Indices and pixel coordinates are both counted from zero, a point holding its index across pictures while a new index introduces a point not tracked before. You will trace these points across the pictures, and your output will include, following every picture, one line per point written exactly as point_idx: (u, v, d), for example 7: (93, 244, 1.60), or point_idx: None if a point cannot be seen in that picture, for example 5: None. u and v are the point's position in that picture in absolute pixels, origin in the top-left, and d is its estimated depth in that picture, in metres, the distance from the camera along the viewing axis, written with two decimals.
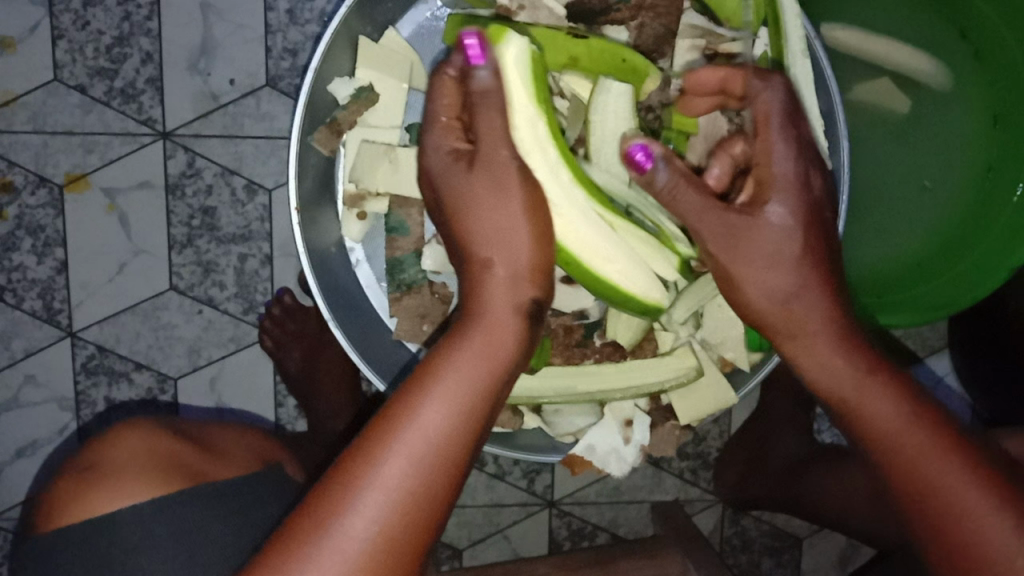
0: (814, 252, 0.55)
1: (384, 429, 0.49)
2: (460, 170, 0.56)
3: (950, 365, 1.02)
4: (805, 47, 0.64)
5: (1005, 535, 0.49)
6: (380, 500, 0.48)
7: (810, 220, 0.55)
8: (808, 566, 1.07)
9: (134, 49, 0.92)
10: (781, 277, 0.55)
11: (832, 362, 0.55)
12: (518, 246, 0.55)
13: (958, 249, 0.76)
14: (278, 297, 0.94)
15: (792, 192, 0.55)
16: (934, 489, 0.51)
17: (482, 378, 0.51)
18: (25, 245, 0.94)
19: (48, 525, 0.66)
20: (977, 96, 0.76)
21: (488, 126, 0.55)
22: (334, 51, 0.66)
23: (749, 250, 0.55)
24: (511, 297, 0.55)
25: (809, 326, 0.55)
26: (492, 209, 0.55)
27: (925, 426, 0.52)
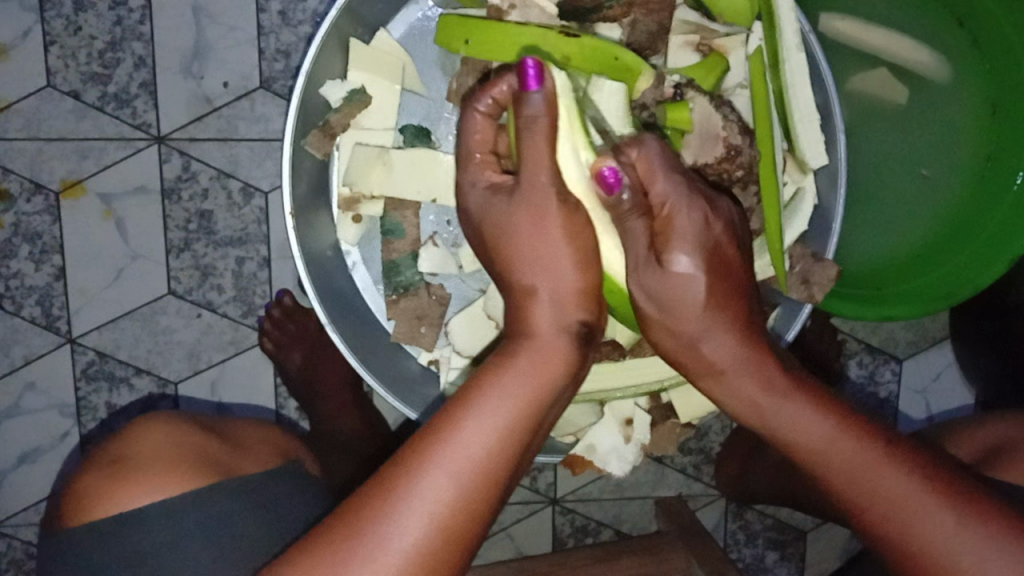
0: (717, 293, 0.55)
1: (427, 443, 0.49)
2: (502, 202, 0.57)
3: (952, 356, 1.02)
4: (800, 41, 0.64)
5: (947, 533, 0.50)
6: (425, 515, 0.47)
7: (713, 264, 0.55)
8: (812, 558, 1.07)
9: (127, 54, 0.92)
10: (686, 327, 0.56)
11: (749, 394, 0.55)
12: (569, 266, 0.55)
13: (960, 238, 0.76)
14: (278, 298, 0.93)
15: (689, 238, 0.55)
16: (881, 501, 0.51)
17: (528, 399, 0.51)
18: (23, 253, 0.94)
19: (78, 519, 0.65)
20: (976, 86, 0.75)
21: (532, 158, 0.55)
22: (325, 53, 0.65)
23: (663, 297, 0.56)
24: (557, 318, 0.55)
25: (717, 365, 0.56)
26: (534, 239, 0.56)
27: (856, 433, 0.53)
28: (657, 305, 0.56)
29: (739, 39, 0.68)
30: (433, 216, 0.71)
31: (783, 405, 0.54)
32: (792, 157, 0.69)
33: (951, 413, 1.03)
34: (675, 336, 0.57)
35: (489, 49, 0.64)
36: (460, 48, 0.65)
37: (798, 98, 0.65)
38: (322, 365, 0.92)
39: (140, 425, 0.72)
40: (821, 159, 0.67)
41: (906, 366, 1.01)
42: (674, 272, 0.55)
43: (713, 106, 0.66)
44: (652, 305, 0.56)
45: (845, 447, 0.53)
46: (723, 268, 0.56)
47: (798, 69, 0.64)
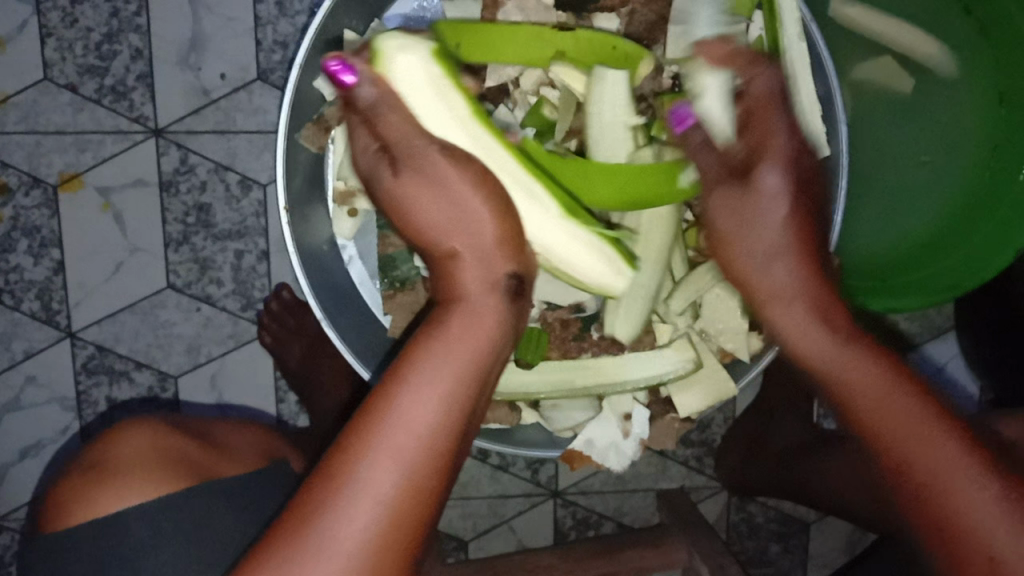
0: (801, 217, 0.56)
1: (367, 431, 0.48)
2: (387, 175, 0.56)
3: (957, 348, 1.00)
4: (802, 30, 0.64)
5: (988, 507, 0.49)
6: (374, 499, 0.47)
7: (801, 188, 0.56)
8: (816, 550, 1.06)
9: (123, 46, 0.91)
10: (767, 237, 0.56)
11: (810, 329, 0.55)
12: (485, 224, 0.54)
13: (961, 231, 0.75)
14: (276, 292, 0.94)
15: (784, 167, 0.56)
16: (926, 459, 0.50)
17: (466, 370, 0.50)
18: (21, 247, 0.94)
19: (56, 524, 0.65)
20: (986, 75, 0.73)
21: (393, 128, 0.55)
22: (320, 45, 0.64)
23: (750, 211, 0.56)
24: (485, 279, 0.53)
25: (787, 292, 0.56)
26: (434, 202, 0.54)
27: (910, 399, 0.52)
28: (731, 224, 0.57)
29: (740, 28, 0.66)
30: None
31: (842, 348, 0.54)
32: None
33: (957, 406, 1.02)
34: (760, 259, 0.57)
35: (490, 53, 0.64)
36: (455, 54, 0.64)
37: (801, 89, 0.65)
38: (322, 360, 0.92)
39: (121, 429, 0.71)
40: (825, 150, 0.66)
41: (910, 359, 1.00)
42: (762, 187, 0.56)
43: None
44: (729, 222, 0.57)
45: (907, 404, 0.52)
46: (812, 204, 0.57)
47: (800, 58, 0.64)
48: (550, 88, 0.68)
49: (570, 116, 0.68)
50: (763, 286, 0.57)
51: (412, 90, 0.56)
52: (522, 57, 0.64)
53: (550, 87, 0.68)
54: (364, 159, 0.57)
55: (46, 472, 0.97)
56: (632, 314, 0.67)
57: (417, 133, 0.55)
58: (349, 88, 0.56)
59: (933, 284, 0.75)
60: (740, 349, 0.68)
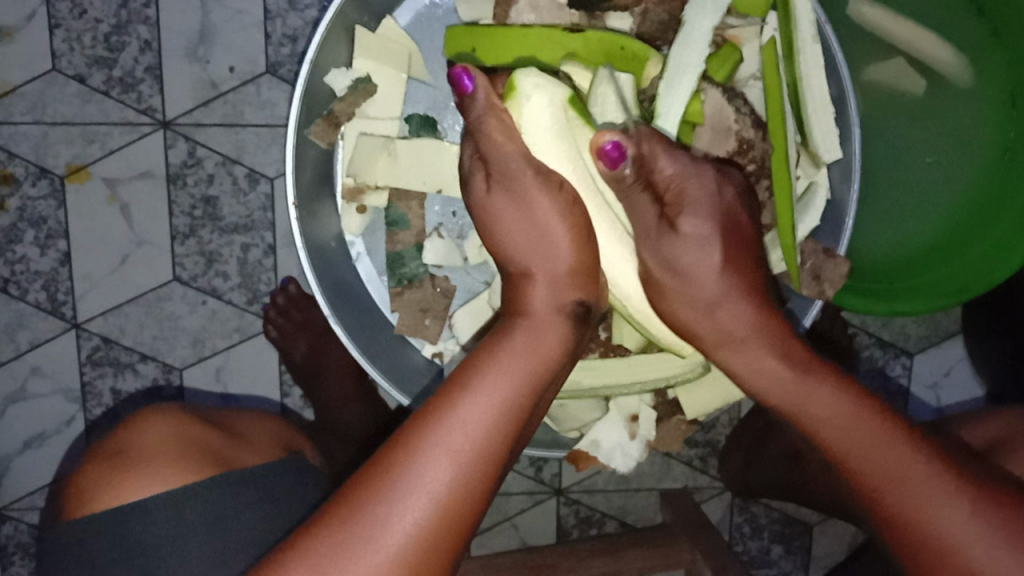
0: (733, 258, 0.56)
1: (426, 426, 0.48)
2: (484, 188, 0.57)
3: (964, 352, 1.00)
4: (816, 31, 0.63)
5: (960, 520, 0.50)
6: (427, 497, 0.46)
7: (725, 229, 0.56)
8: (819, 552, 1.06)
9: (132, 37, 0.91)
10: (707, 291, 0.56)
11: (766, 366, 0.55)
12: (563, 250, 0.56)
13: (974, 230, 0.75)
14: (283, 286, 0.93)
15: (704, 211, 0.56)
16: (904, 481, 0.51)
17: (524, 377, 0.51)
18: (28, 237, 0.94)
19: (81, 511, 0.65)
20: (997, 77, 0.72)
21: (501, 151, 0.56)
22: (330, 41, 0.64)
23: (681, 266, 0.56)
24: (553, 300, 0.55)
25: (738, 334, 0.56)
26: (517, 222, 0.56)
27: (883, 429, 0.52)
28: (684, 285, 0.57)
29: (752, 30, 0.66)
30: (438, 207, 0.70)
31: (820, 390, 0.53)
32: (806, 150, 0.68)
33: (961, 409, 1.01)
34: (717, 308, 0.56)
35: (499, 54, 0.63)
36: (471, 57, 0.64)
37: (813, 91, 0.65)
38: (327, 355, 0.91)
39: (141, 418, 0.71)
40: (835, 152, 0.66)
41: (918, 362, 1.00)
42: (689, 238, 0.56)
43: (726, 98, 0.65)
44: (666, 273, 0.57)
45: (881, 434, 0.52)
46: (736, 237, 0.57)
47: (814, 60, 0.64)
48: None
49: None
50: (712, 326, 0.57)
51: (535, 127, 0.57)
52: (534, 60, 0.63)
53: None
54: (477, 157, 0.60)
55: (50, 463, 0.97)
56: None
57: (518, 153, 0.56)
58: (467, 95, 0.56)
59: (939, 286, 0.75)
60: None
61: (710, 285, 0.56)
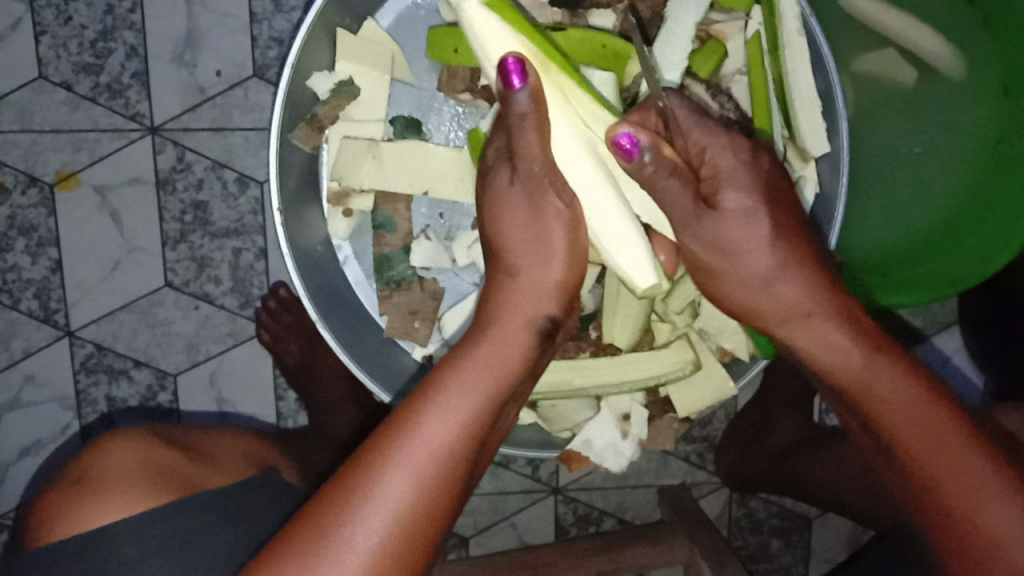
0: (781, 230, 0.52)
1: (389, 441, 0.47)
2: (505, 174, 0.56)
3: (960, 343, 1.00)
4: (802, 25, 0.63)
5: (1019, 521, 0.45)
6: (386, 507, 0.45)
7: (766, 201, 0.52)
8: (819, 545, 1.06)
9: (118, 43, 0.91)
10: (758, 266, 0.52)
11: (832, 340, 0.50)
12: (553, 259, 0.55)
13: (966, 219, 0.74)
14: (273, 291, 0.93)
15: (743, 185, 0.51)
16: (954, 475, 0.46)
17: (486, 391, 0.49)
18: (19, 246, 0.94)
19: (41, 540, 0.62)
20: (991, 64, 0.71)
21: (529, 143, 0.54)
22: (312, 44, 0.64)
23: (719, 241, 0.52)
24: (530, 313, 0.54)
25: (799, 307, 0.51)
26: (519, 217, 0.55)
27: (936, 413, 0.47)
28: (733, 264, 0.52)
29: (737, 25, 0.65)
30: (425, 208, 0.70)
31: (867, 362, 0.49)
32: (793, 145, 0.67)
33: None
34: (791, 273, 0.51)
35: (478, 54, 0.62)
36: (452, 58, 0.64)
37: (801, 85, 0.64)
38: (321, 358, 0.91)
39: (105, 440, 0.68)
40: (824, 146, 0.66)
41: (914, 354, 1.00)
42: (731, 213, 0.51)
43: (710, 95, 0.64)
44: (712, 254, 0.53)
45: (928, 421, 0.47)
46: (782, 203, 0.53)
47: (800, 55, 0.64)
48: None
49: None
50: (765, 295, 0.52)
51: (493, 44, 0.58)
52: None
53: None
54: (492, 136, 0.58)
55: (46, 472, 0.97)
56: (629, 319, 0.68)
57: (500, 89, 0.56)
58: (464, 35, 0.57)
59: (936, 276, 0.75)
60: (739, 348, 0.69)
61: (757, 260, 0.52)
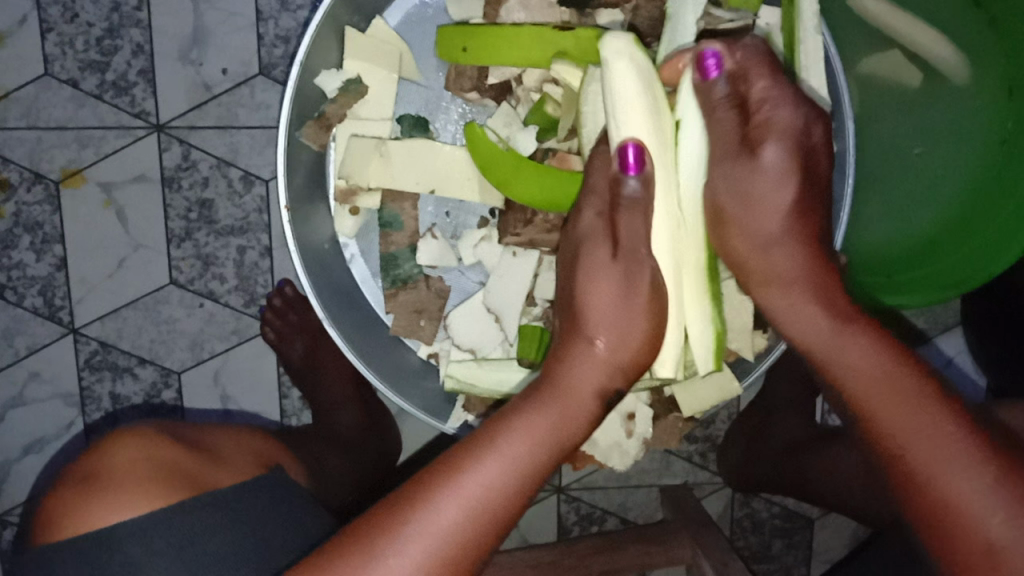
0: (804, 209, 0.58)
1: (448, 473, 0.51)
2: (603, 255, 0.58)
3: (963, 344, 1.00)
4: (817, 22, 0.63)
5: (980, 490, 0.45)
6: (428, 542, 0.48)
7: (802, 167, 0.57)
8: (820, 546, 1.06)
9: (125, 41, 0.91)
10: (767, 227, 0.58)
11: (806, 312, 0.56)
12: (630, 336, 0.57)
13: (975, 221, 0.74)
14: (279, 289, 0.93)
15: (788, 141, 0.57)
16: (919, 442, 0.48)
17: (546, 449, 0.53)
18: (24, 243, 0.94)
19: (49, 537, 0.62)
20: (992, 63, 0.71)
21: (631, 228, 0.57)
22: (320, 42, 0.64)
23: (756, 198, 0.58)
24: (598, 385, 0.56)
25: (785, 275, 0.58)
26: (605, 292, 0.57)
27: (905, 382, 0.50)
28: (738, 226, 0.59)
29: (745, 24, 0.65)
30: (431, 206, 0.70)
31: (847, 339, 0.53)
32: None
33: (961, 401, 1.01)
34: (741, 239, 0.60)
35: (485, 54, 0.62)
36: (458, 56, 0.64)
37: (812, 84, 0.63)
38: (325, 356, 0.91)
39: (112, 439, 0.68)
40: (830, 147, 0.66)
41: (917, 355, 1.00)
42: (763, 166, 0.57)
43: None
44: (734, 201, 0.59)
45: (897, 391, 0.50)
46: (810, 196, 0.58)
47: (814, 52, 0.63)
48: (553, 84, 0.65)
49: (572, 114, 0.65)
50: (758, 258, 0.59)
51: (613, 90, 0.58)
52: (521, 59, 0.63)
53: (552, 84, 0.65)
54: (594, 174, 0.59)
55: (50, 468, 0.97)
56: None
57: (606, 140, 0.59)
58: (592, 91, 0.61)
59: (932, 281, 0.76)
60: (745, 348, 0.70)
61: (767, 231, 0.59)
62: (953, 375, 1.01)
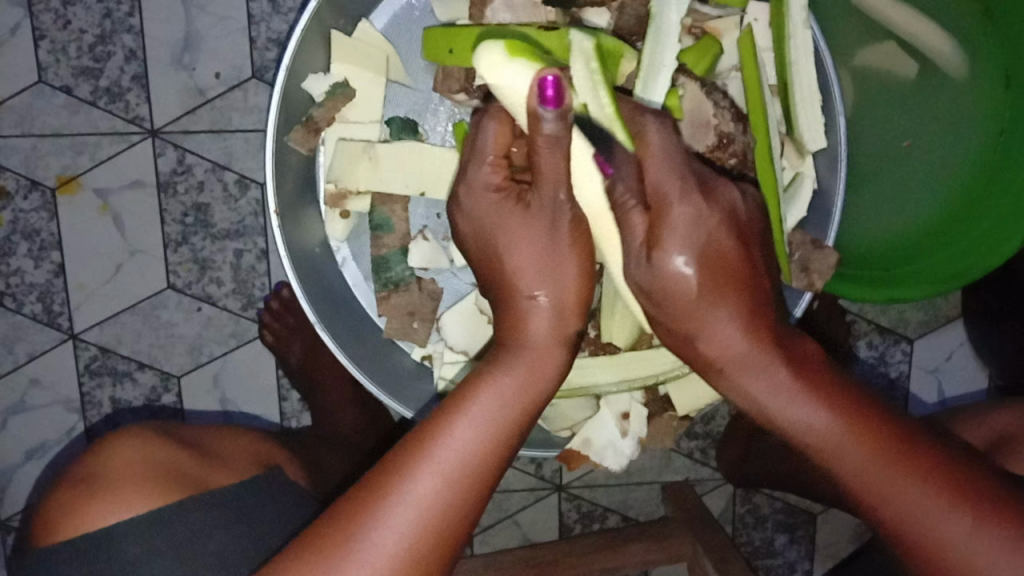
0: (726, 290, 0.49)
1: (413, 452, 0.48)
2: (517, 215, 0.51)
3: (964, 336, 0.99)
4: (807, 16, 0.62)
5: (963, 539, 0.46)
6: (411, 517, 0.47)
7: (716, 257, 0.49)
8: (824, 540, 1.06)
9: (117, 47, 0.91)
10: (688, 323, 0.51)
11: (755, 392, 0.50)
12: (570, 279, 0.51)
13: (976, 212, 0.73)
14: (276, 291, 0.94)
15: (684, 238, 0.49)
16: (892, 499, 0.48)
17: (510, 416, 0.50)
18: (22, 250, 0.94)
19: (46, 539, 0.63)
20: (988, 55, 0.72)
21: (550, 167, 0.47)
22: (308, 46, 0.64)
23: (659, 296, 0.51)
24: (554, 331, 0.52)
25: (725, 362, 0.50)
26: (531, 247, 0.51)
27: (870, 444, 0.48)
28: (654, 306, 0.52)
29: (732, 20, 0.65)
30: (422, 209, 0.70)
31: (803, 410, 0.49)
32: (790, 141, 0.67)
33: (963, 393, 1.01)
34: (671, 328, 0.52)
35: (472, 56, 0.62)
36: (446, 59, 0.64)
37: (801, 81, 0.64)
38: (323, 358, 0.91)
39: (110, 440, 0.68)
40: (820, 142, 0.66)
41: (917, 347, 1.00)
42: (673, 274, 0.49)
43: (705, 92, 0.62)
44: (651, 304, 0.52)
45: (863, 454, 0.48)
46: (728, 262, 0.50)
47: (803, 46, 0.63)
48: None
49: None
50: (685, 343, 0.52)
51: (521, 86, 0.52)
52: None
53: None
54: (483, 136, 0.53)
55: (53, 473, 0.97)
56: (629, 319, 0.65)
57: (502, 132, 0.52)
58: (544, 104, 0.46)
59: (934, 272, 0.73)
60: None
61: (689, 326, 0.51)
62: (954, 368, 1.01)
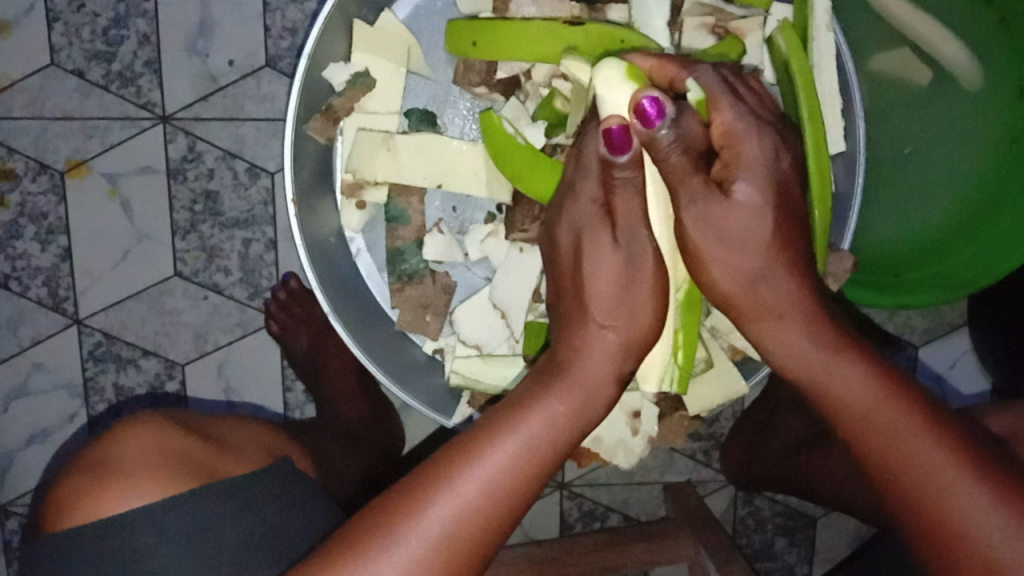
0: (784, 235, 0.52)
1: (458, 457, 0.49)
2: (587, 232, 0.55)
3: (970, 344, 1.00)
4: (830, 19, 0.63)
5: (985, 512, 0.47)
6: (444, 518, 0.47)
7: (775, 195, 0.52)
8: (822, 545, 1.06)
9: (131, 31, 0.90)
10: (750, 261, 0.52)
11: (796, 341, 0.52)
12: (639, 314, 0.55)
13: (990, 217, 0.73)
14: (284, 282, 0.93)
15: (758, 174, 0.52)
16: (921, 469, 0.49)
17: (559, 435, 0.51)
18: (28, 233, 0.94)
19: (58, 525, 0.62)
20: (1003, 62, 0.70)
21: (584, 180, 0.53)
22: (329, 35, 0.64)
23: (725, 231, 0.52)
24: (617, 364, 0.54)
25: (775, 309, 0.52)
26: (607, 276, 0.55)
27: (904, 410, 0.50)
28: (715, 245, 0.52)
29: (757, 21, 0.65)
30: (438, 202, 0.70)
31: (842, 366, 0.51)
32: None
33: (966, 400, 1.01)
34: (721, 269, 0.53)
35: (496, 51, 0.62)
36: (468, 50, 0.64)
37: (824, 82, 0.64)
38: (329, 350, 0.91)
39: (122, 425, 0.67)
40: (840, 145, 0.67)
41: (922, 354, 1.00)
42: (734, 202, 0.52)
43: None
44: (707, 233, 0.52)
45: (901, 419, 0.49)
46: (786, 201, 0.53)
47: (827, 48, 0.63)
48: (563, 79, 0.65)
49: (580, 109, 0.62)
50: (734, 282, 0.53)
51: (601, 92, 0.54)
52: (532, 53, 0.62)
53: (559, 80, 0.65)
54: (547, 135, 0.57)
55: (53, 458, 0.97)
56: None
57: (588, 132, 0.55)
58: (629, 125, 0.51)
59: (952, 275, 0.75)
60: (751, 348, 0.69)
61: (741, 272, 0.52)
62: (958, 376, 1.01)
